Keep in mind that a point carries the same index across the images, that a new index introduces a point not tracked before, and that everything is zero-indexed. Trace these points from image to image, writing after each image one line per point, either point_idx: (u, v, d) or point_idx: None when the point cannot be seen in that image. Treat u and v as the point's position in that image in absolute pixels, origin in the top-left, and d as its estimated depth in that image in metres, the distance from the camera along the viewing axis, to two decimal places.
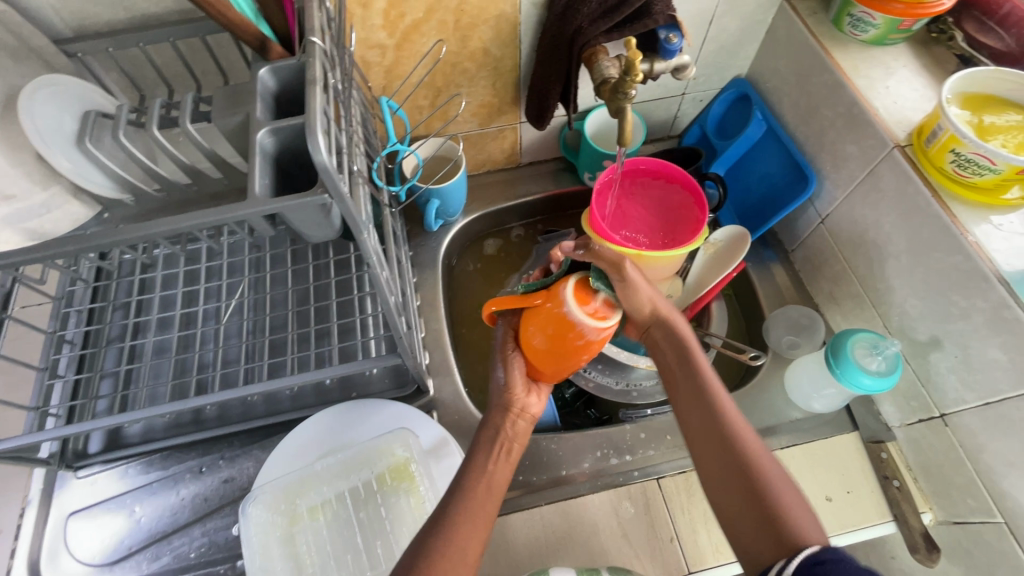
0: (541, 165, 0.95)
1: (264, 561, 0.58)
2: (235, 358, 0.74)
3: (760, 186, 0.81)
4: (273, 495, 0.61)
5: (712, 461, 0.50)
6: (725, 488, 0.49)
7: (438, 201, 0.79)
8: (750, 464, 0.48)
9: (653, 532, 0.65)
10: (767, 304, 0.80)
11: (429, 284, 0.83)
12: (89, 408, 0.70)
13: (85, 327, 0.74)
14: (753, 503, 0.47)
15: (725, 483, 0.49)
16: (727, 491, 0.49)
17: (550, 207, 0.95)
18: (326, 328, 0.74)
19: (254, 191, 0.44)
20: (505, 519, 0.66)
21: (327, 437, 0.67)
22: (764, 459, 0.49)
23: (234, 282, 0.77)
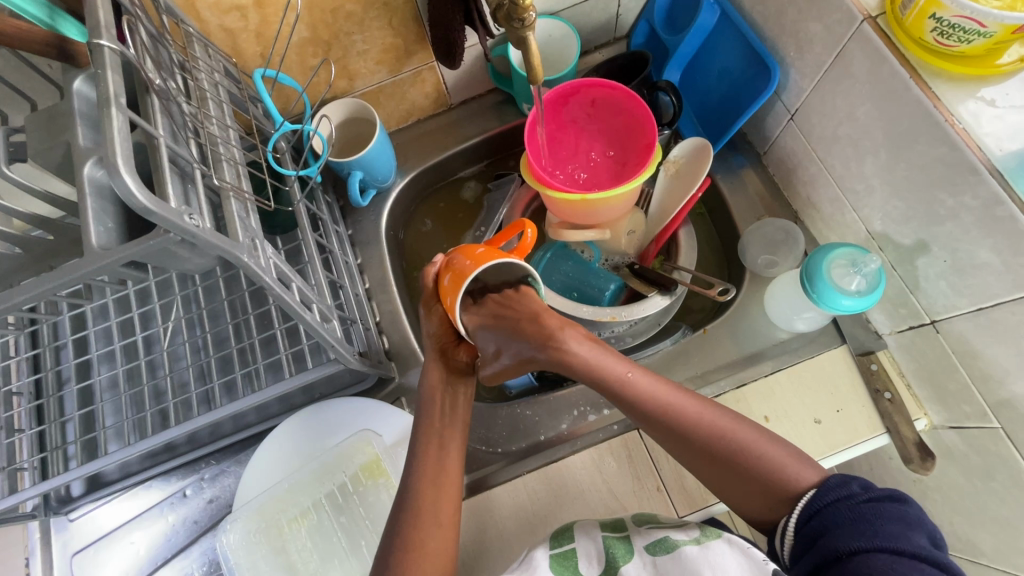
0: (476, 102, 0.84)
1: None
2: (191, 380, 0.71)
3: (721, 84, 0.69)
4: (252, 513, 0.62)
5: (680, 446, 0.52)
6: (703, 467, 0.51)
7: (361, 171, 0.71)
8: (712, 440, 0.51)
9: (639, 484, 0.64)
10: (741, 220, 0.72)
11: (375, 262, 0.77)
12: (60, 457, 0.69)
13: (32, 376, 0.70)
14: (758, 479, 0.49)
15: (702, 463, 0.51)
16: (708, 470, 0.51)
17: (495, 148, 0.85)
18: (272, 334, 0.70)
19: (90, 243, 0.37)
20: (488, 494, 0.64)
21: (297, 446, 0.66)
22: (712, 423, 0.52)
23: (168, 302, 0.72)
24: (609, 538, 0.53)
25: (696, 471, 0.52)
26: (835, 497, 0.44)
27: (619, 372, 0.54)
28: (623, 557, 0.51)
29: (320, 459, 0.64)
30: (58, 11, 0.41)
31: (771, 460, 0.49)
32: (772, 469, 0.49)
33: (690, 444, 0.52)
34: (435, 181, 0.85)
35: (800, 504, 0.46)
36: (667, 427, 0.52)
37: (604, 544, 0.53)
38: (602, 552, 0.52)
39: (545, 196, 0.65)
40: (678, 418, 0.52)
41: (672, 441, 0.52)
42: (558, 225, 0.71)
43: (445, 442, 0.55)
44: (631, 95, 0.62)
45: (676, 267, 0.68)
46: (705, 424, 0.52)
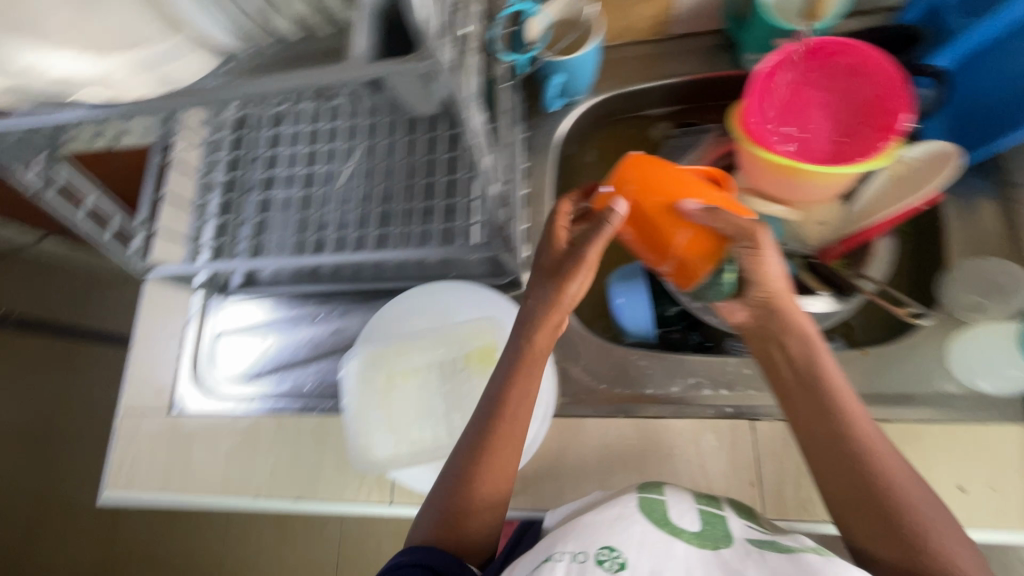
0: (694, 40, 0.79)
1: (359, 409, 0.65)
2: (349, 222, 0.77)
3: (1001, 89, 0.59)
4: (372, 353, 0.68)
5: (835, 462, 0.48)
6: (845, 483, 0.47)
7: (562, 76, 0.70)
8: (875, 472, 0.46)
9: (733, 471, 0.62)
10: (955, 251, 0.63)
11: (541, 171, 0.77)
12: (232, 249, 0.78)
13: (229, 173, 0.80)
14: (906, 534, 0.44)
15: (841, 484, 0.47)
16: (841, 491, 0.48)
17: (695, 95, 0.80)
18: (432, 205, 0.73)
19: (352, 51, 0.39)
20: (581, 423, 0.66)
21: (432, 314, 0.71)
22: (888, 460, 0.47)
23: (352, 146, 0.77)
24: (705, 513, 0.51)
25: (828, 486, 0.48)
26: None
27: (827, 372, 0.50)
28: (720, 536, 0.49)
29: (446, 328, 0.69)
30: None
31: (934, 528, 0.44)
32: (925, 534, 0.44)
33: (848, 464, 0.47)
34: (621, 111, 0.82)
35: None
36: (835, 441, 0.48)
37: (702, 517, 0.51)
38: (698, 522, 0.50)
39: (747, 152, 0.60)
40: (855, 436, 0.48)
41: (831, 452, 0.48)
42: (743, 190, 0.65)
43: (533, 379, 0.56)
44: (890, 66, 0.55)
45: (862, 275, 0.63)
46: (880, 455, 0.47)
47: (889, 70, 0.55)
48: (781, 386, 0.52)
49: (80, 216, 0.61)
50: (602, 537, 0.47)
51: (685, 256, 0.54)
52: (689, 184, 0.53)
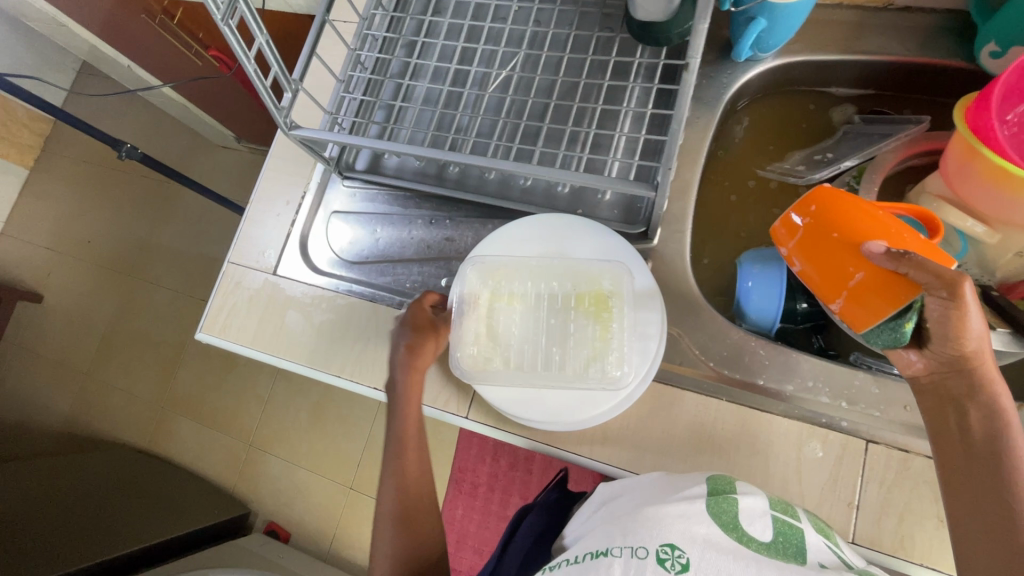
0: (916, 18, 0.69)
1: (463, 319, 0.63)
2: (488, 132, 0.73)
3: None
4: (489, 266, 0.64)
5: (985, 525, 0.44)
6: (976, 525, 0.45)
7: (766, 22, 0.62)
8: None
9: (831, 486, 0.58)
10: None
11: (701, 125, 0.71)
12: (365, 130, 0.77)
13: (377, 53, 0.77)
14: None
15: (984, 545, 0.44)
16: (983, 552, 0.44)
17: (896, 81, 0.71)
18: (579, 132, 0.69)
19: None
20: (680, 393, 0.63)
21: (550, 239, 0.65)
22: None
23: (509, 52, 0.73)
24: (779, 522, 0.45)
25: (969, 545, 0.45)
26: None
27: (1015, 443, 0.45)
28: (795, 551, 0.43)
29: (565, 261, 0.64)
30: None
31: None
32: None
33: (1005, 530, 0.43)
34: (805, 81, 0.74)
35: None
36: (989, 506, 0.45)
37: (776, 528, 0.44)
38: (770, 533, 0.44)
39: (965, 155, 0.53)
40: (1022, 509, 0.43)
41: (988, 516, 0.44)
42: (937, 198, 0.59)
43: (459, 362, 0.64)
44: None
45: None
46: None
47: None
48: (939, 423, 0.50)
49: (252, 63, 0.59)
50: (666, 533, 0.41)
51: (860, 296, 0.51)
52: (887, 221, 0.49)
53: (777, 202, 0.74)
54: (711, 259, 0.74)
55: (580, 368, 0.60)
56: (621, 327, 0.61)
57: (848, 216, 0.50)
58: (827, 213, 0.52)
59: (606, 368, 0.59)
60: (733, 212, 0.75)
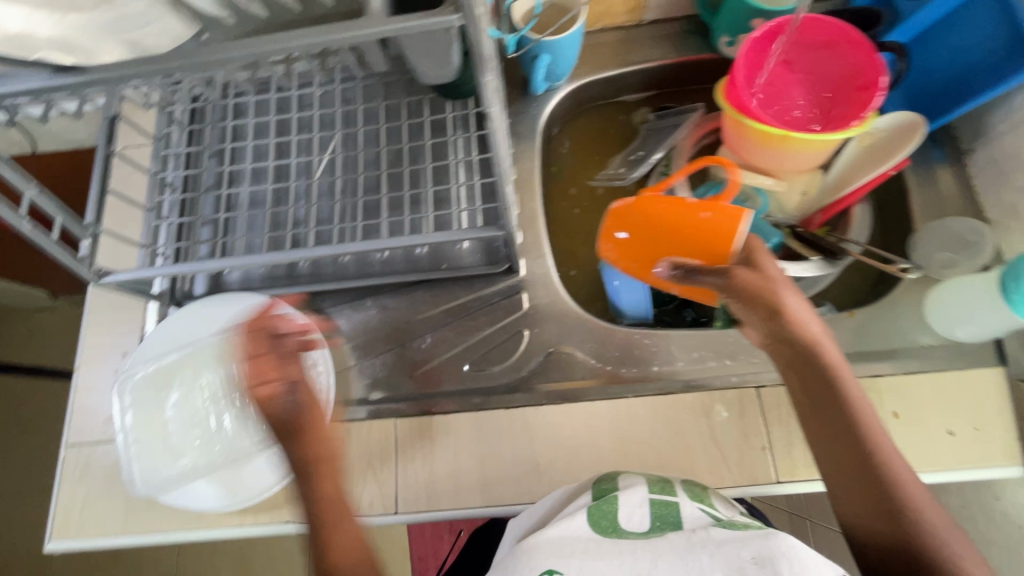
0: (667, 26, 0.81)
1: (159, 442, 0.63)
2: (327, 217, 0.72)
3: (955, 65, 0.65)
4: (156, 369, 0.65)
5: (853, 476, 0.49)
6: (848, 472, 0.49)
7: (548, 56, 0.69)
8: (892, 482, 0.47)
9: (744, 438, 0.62)
10: (921, 215, 0.68)
11: (526, 156, 0.76)
12: (193, 252, 0.71)
13: (184, 171, 0.73)
14: (899, 521, 0.46)
15: (857, 497, 0.48)
16: (857, 502, 0.48)
17: (671, 79, 0.82)
18: (418, 193, 0.70)
19: (371, 6, 0.37)
20: (592, 405, 0.64)
21: (228, 319, 0.68)
22: (903, 469, 0.48)
23: (325, 136, 0.73)
24: (657, 501, 0.50)
25: (845, 496, 0.49)
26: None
27: (850, 389, 0.51)
28: (670, 524, 0.48)
29: (208, 336, 0.66)
30: None
31: (931, 520, 0.45)
32: (920, 523, 0.45)
33: (868, 478, 0.48)
34: (601, 96, 0.83)
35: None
36: (854, 459, 0.49)
37: (652, 513, 0.49)
38: (647, 518, 0.49)
39: (737, 124, 0.62)
40: (877, 454, 0.48)
41: (856, 466, 0.49)
42: (731, 164, 0.68)
43: None
44: (863, 41, 0.59)
45: (845, 239, 0.65)
46: (886, 451, 0.49)
47: (813, 15, 0.60)
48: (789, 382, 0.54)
49: (26, 222, 0.51)
50: (542, 561, 0.44)
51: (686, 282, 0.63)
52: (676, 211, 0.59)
53: (615, 204, 0.80)
54: (577, 269, 0.78)
55: (272, 433, 0.63)
56: None
57: (646, 223, 0.62)
58: (634, 222, 0.63)
59: None
60: (583, 223, 0.80)
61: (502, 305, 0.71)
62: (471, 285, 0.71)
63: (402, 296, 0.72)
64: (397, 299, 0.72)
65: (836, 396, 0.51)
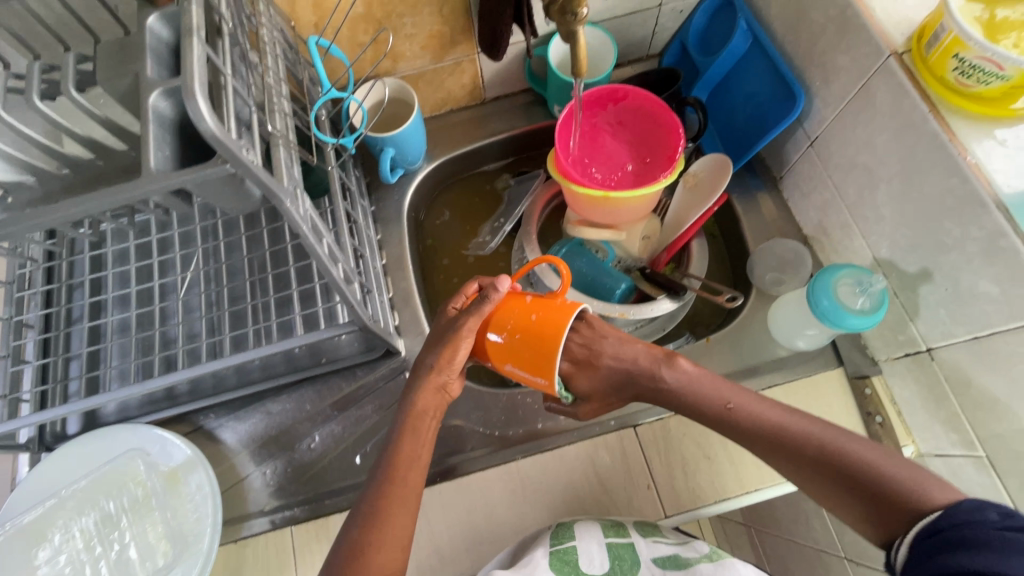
0: (509, 100, 0.87)
1: None
2: (199, 332, 0.72)
3: (746, 107, 0.73)
4: (20, 528, 0.61)
5: (803, 474, 0.50)
6: (806, 480, 0.50)
7: (393, 149, 0.73)
8: (838, 462, 0.48)
9: (630, 479, 0.65)
10: (752, 239, 0.75)
11: (394, 240, 0.79)
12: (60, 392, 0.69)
13: (43, 310, 0.71)
14: (881, 501, 0.46)
15: (829, 497, 0.49)
16: (836, 501, 0.48)
17: (522, 145, 0.88)
18: (287, 294, 0.71)
19: (149, 165, 0.39)
20: (483, 474, 0.66)
21: (99, 458, 0.65)
22: (833, 443, 0.50)
23: (187, 253, 0.73)
24: (614, 546, 0.56)
25: (825, 500, 0.49)
26: (966, 521, 0.40)
27: (737, 402, 0.54)
28: (627, 566, 0.55)
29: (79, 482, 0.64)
30: None
31: (901, 481, 0.46)
32: (892, 488, 0.46)
33: (821, 469, 0.49)
34: (461, 169, 0.87)
35: (919, 529, 0.43)
36: (791, 460, 0.50)
37: (610, 554, 0.56)
38: (606, 560, 0.55)
39: (567, 190, 0.67)
40: (796, 448, 0.50)
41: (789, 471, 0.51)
42: (576, 223, 0.73)
43: None
44: (660, 104, 0.66)
45: (687, 274, 0.72)
46: (803, 437, 0.51)
47: (593, 92, 0.67)
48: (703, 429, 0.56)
49: None
50: None
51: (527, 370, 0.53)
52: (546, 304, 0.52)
53: (489, 269, 0.84)
54: None
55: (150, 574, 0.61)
56: (171, 512, 0.63)
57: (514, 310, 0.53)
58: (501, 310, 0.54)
59: (159, 560, 0.61)
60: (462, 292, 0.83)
61: (387, 389, 0.73)
62: (353, 375, 0.73)
63: (287, 397, 0.72)
64: (282, 401, 0.72)
65: (729, 424, 0.54)
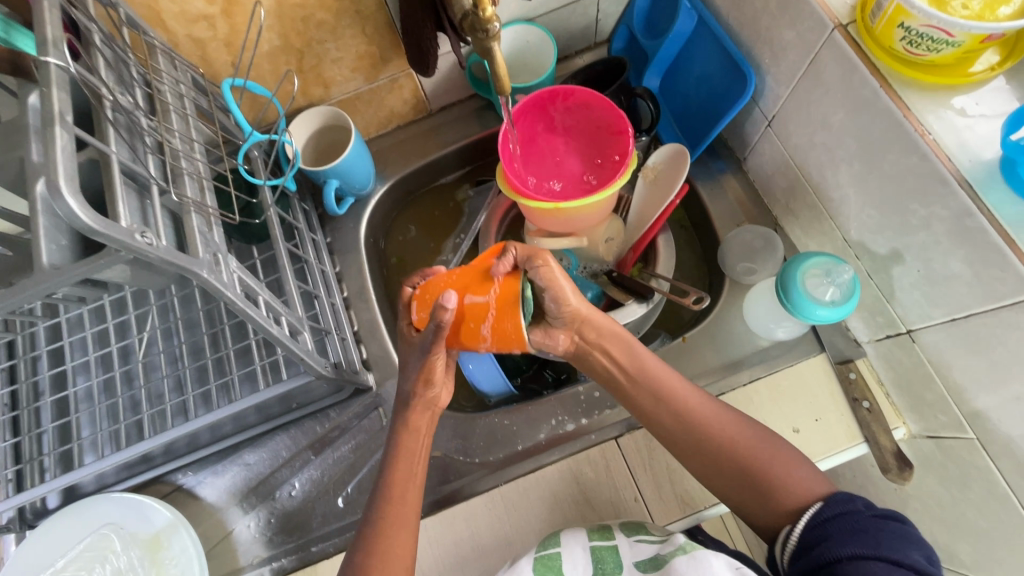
0: (457, 108, 0.83)
1: None
2: (166, 391, 0.71)
3: (699, 91, 0.69)
4: None
5: (700, 455, 0.54)
6: (695, 460, 0.55)
7: (337, 180, 0.70)
8: (731, 450, 0.53)
9: (615, 494, 0.64)
10: (721, 228, 0.72)
11: (354, 271, 0.76)
12: (34, 470, 0.68)
13: (6, 388, 0.70)
14: (758, 485, 0.51)
15: (720, 479, 0.53)
16: (723, 482, 0.53)
17: (477, 153, 0.84)
18: (248, 342, 0.69)
19: (41, 262, 0.37)
20: (467, 503, 0.64)
21: (81, 532, 0.63)
22: (731, 432, 0.54)
23: (142, 312, 0.71)
24: (598, 549, 0.55)
25: (713, 481, 0.54)
26: (842, 510, 0.45)
27: (648, 379, 0.57)
28: (610, 569, 0.54)
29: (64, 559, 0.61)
30: (12, 25, 0.41)
31: (780, 473, 0.51)
32: (770, 477, 0.51)
33: (713, 455, 0.54)
34: (417, 187, 0.84)
35: (807, 516, 0.47)
36: (691, 440, 0.54)
37: (593, 560, 0.54)
38: (590, 562, 0.54)
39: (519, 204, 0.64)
40: (707, 428, 0.54)
41: (699, 457, 0.54)
42: (535, 233, 0.70)
43: None
44: (603, 102, 0.62)
45: (655, 275, 0.69)
46: (709, 421, 0.54)
47: (528, 99, 0.63)
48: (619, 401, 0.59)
49: None
50: None
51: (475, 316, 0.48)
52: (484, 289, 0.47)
53: None
54: None
55: None
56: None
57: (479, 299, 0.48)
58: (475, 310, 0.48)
59: None
60: None
61: (363, 426, 0.71)
62: (327, 416, 0.72)
63: (263, 447, 0.71)
64: (258, 451, 0.71)
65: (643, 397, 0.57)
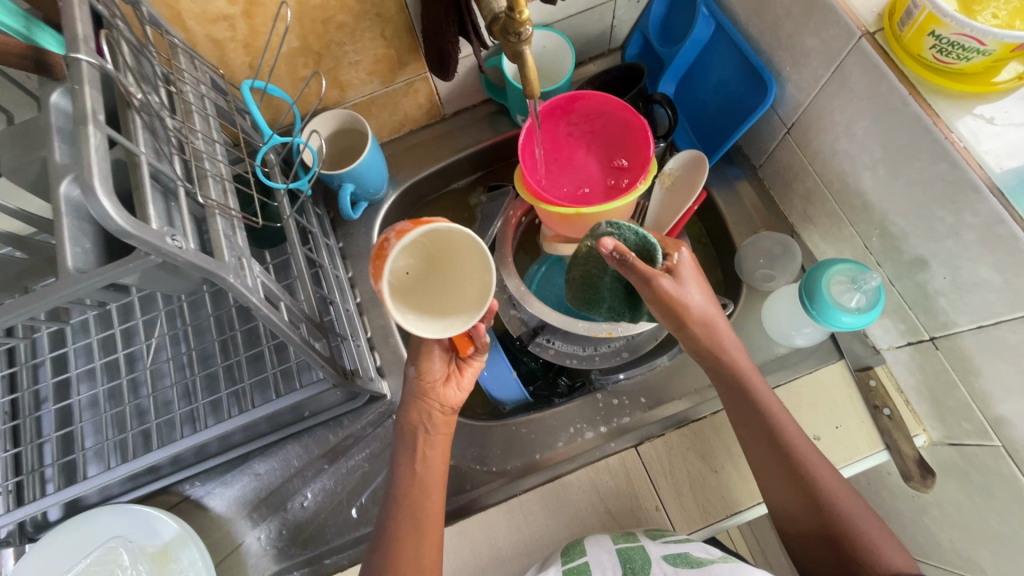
0: (469, 113, 0.82)
1: None
2: (173, 399, 0.69)
3: (717, 97, 0.69)
4: None
5: (780, 477, 0.55)
6: (773, 478, 0.56)
7: (352, 184, 0.69)
8: (818, 493, 0.53)
9: (636, 502, 0.63)
10: (738, 234, 0.72)
11: (367, 276, 0.75)
12: (35, 481, 0.65)
13: (6, 396, 0.67)
14: (837, 534, 0.52)
15: (798, 511, 0.54)
16: (802, 519, 0.54)
17: (490, 159, 0.83)
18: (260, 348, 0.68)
19: (66, 265, 0.35)
20: (486, 514, 0.63)
21: (87, 545, 0.61)
22: (819, 468, 0.55)
23: (150, 317, 0.70)
24: (624, 551, 0.54)
25: (787, 511, 0.55)
26: None
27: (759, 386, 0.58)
28: (639, 567, 0.52)
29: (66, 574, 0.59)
30: (33, 21, 0.40)
31: (862, 530, 0.51)
32: (853, 534, 0.51)
33: (801, 487, 0.54)
34: (429, 192, 0.83)
35: None
36: (793, 458, 0.55)
37: (621, 560, 0.53)
38: (617, 563, 0.53)
39: (539, 209, 0.63)
40: (797, 452, 0.55)
41: (795, 490, 0.54)
42: (553, 239, 0.70)
43: None
44: (625, 106, 0.62)
45: None
46: (799, 448, 0.55)
47: (552, 100, 0.63)
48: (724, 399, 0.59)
49: None
50: None
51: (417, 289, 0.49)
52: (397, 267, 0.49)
53: None
54: None
55: None
56: None
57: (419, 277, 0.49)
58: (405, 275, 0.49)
59: None
60: None
61: (377, 435, 0.70)
62: (340, 424, 0.71)
63: (274, 456, 0.70)
64: (268, 460, 0.70)
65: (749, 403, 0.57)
